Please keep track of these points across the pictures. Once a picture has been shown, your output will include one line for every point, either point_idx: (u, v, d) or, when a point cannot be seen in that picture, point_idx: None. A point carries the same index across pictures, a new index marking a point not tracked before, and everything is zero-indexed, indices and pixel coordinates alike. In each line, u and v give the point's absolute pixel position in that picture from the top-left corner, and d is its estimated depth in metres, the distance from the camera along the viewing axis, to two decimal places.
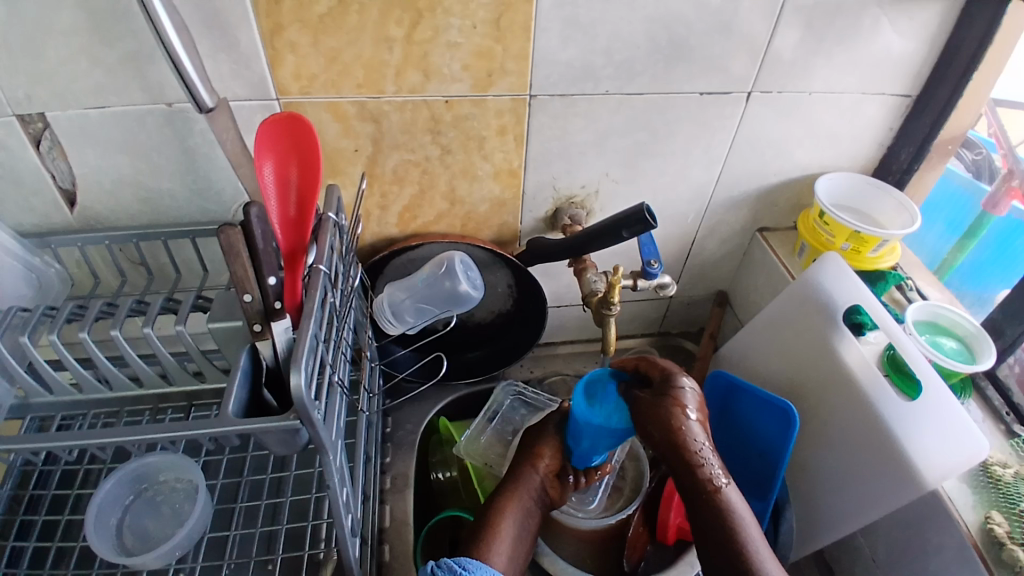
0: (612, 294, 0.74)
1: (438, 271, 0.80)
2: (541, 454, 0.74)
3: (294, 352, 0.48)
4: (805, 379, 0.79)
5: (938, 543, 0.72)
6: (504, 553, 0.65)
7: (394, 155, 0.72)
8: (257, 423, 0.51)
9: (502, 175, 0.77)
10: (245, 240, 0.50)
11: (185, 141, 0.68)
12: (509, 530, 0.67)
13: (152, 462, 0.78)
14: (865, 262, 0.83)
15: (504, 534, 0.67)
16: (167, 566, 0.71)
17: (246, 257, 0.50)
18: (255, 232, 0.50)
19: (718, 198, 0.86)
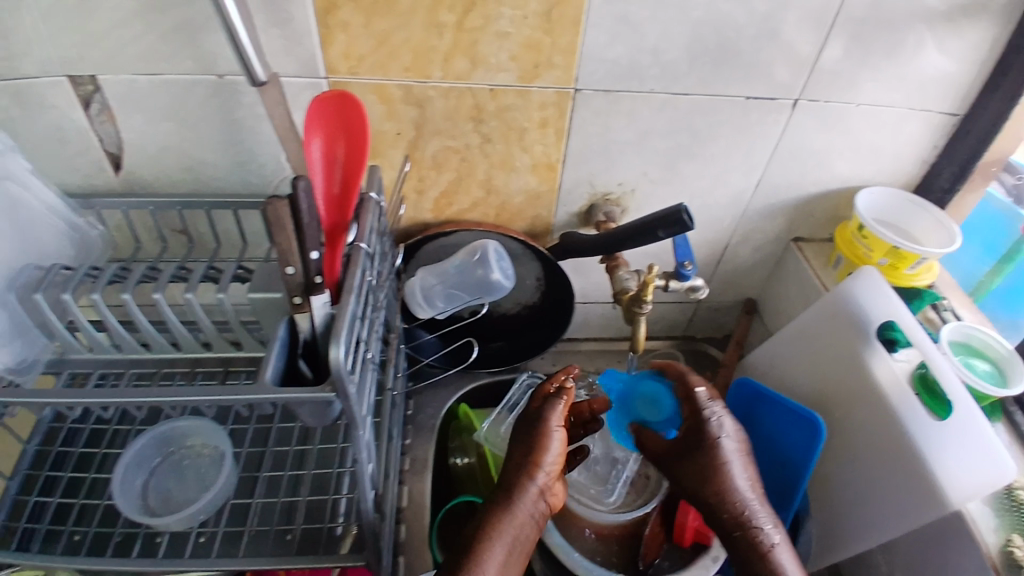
0: (647, 291, 0.74)
1: (471, 259, 0.80)
2: (546, 457, 0.64)
3: (335, 326, 0.50)
4: (833, 393, 0.79)
5: (957, 564, 0.71)
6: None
7: (434, 141, 0.73)
8: (293, 393, 0.53)
9: (540, 167, 0.77)
10: (292, 213, 0.51)
11: (232, 113, 0.70)
12: (502, 548, 0.61)
13: (182, 427, 0.82)
14: (901, 278, 0.82)
15: (490, 562, 0.59)
16: (190, 529, 0.74)
17: (291, 230, 0.52)
18: (302, 205, 0.51)
19: (755, 205, 0.86)
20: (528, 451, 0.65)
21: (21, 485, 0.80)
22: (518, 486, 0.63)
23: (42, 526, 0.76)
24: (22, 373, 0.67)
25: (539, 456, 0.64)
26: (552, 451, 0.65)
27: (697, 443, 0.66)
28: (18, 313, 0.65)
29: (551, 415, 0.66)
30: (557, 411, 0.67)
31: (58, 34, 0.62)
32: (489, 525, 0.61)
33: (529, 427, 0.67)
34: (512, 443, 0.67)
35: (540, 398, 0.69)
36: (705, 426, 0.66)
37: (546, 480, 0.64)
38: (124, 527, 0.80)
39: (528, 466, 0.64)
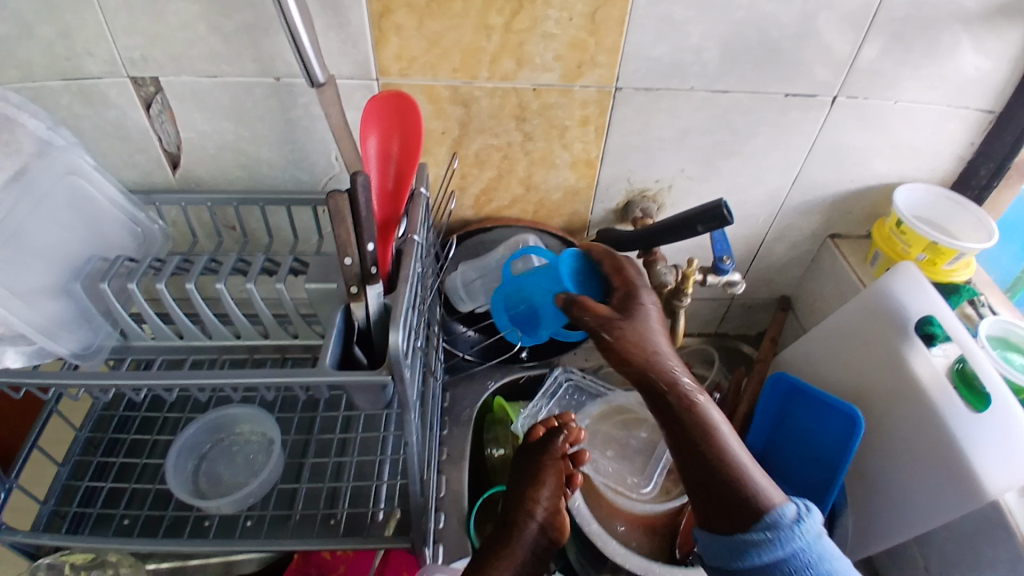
0: (687, 285, 0.76)
1: (512, 253, 0.82)
2: (542, 495, 0.70)
3: (394, 312, 0.53)
4: (870, 387, 0.79)
5: (992, 557, 0.69)
6: None
7: (479, 138, 0.75)
8: (350, 375, 0.56)
9: (579, 164, 0.79)
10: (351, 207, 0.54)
11: (288, 112, 0.73)
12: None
13: (233, 414, 0.86)
14: (939, 274, 0.82)
15: None
16: (240, 511, 0.78)
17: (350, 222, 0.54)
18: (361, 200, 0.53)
19: (791, 201, 0.86)
20: (524, 491, 0.71)
21: (73, 470, 0.84)
22: (518, 523, 0.68)
23: (94, 510, 0.80)
24: (89, 358, 0.70)
25: (534, 494, 0.70)
26: (547, 492, 0.71)
27: (629, 309, 0.61)
28: (83, 301, 0.69)
29: (550, 453, 0.73)
30: (555, 449, 0.74)
31: (122, 35, 0.66)
32: (491, 556, 0.65)
33: (528, 465, 0.74)
34: (515, 484, 0.73)
35: (536, 441, 0.76)
36: (640, 294, 0.62)
37: (545, 517, 0.69)
38: (175, 511, 0.83)
39: (526, 504, 0.69)
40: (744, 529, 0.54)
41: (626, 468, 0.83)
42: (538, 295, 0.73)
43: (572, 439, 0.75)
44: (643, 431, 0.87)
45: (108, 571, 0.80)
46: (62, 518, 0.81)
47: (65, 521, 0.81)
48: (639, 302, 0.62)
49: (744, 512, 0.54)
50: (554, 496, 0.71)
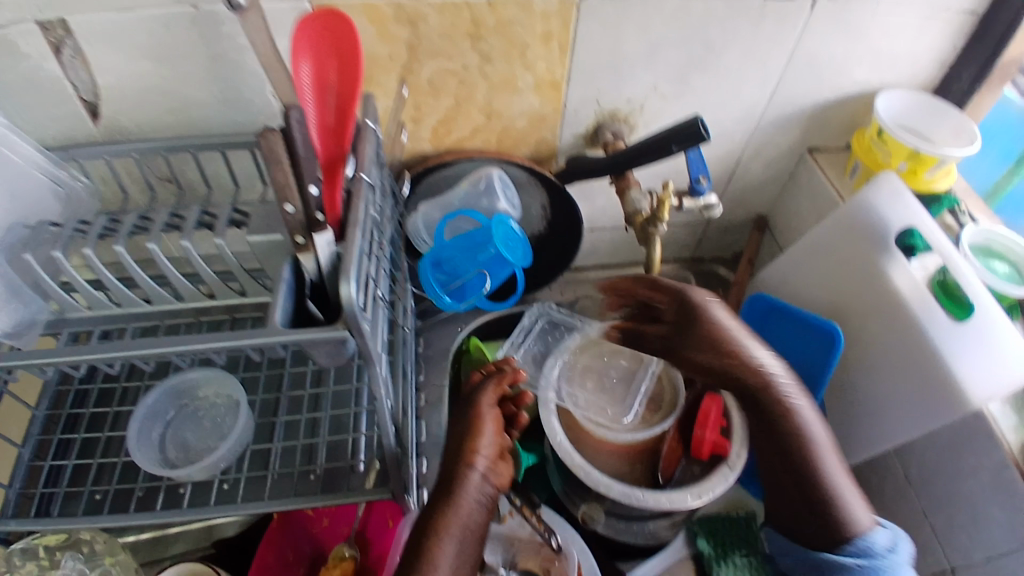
0: (663, 210, 0.70)
1: (476, 188, 0.78)
2: (482, 443, 0.62)
3: (343, 263, 0.48)
4: (846, 303, 0.78)
5: (972, 466, 0.70)
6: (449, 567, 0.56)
7: (431, 63, 0.68)
8: (304, 333, 0.52)
9: (543, 86, 0.73)
10: (287, 146, 0.51)
11: (213, 46, 0.65)
12: (456, 543, 0.57)
13: (195, 378, 0.82)
14: (921, 183, 0.79)
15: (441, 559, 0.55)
16: (212, 477, 0.76)
17: (286, 161, 0.51)
18: (295, 136, 0.51)
19: (768, 115, 0.82)
20: (463, 433, 0.64)
21: (36, 449, 0.80)
22: (456, 473, 0.60)
23: (60, 489, 0.77)
24: (23, 333, 0.64)
25: (476, 436, 0.63)
26: (489, 433, 0.63)
27: (693, 318, 0.63)
28: (7, 275, 0.62)
29: (485, 399, 0.66)
30: (488, 396, 0.67)
31: None
32: (433, 513, 0.58)
33: (463, 413, 0.66)
34: (451, 432, 0.66)
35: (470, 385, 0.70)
36: (691, 303, 0.64)
37: (486, 465, 0.62)
38: (144, 482, 0.81)
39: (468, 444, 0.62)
40: (832, 543, 0.62)
41: (605, 399, 0.80)
42: (485, 260, 0.72)
43: (510, 380, 0.69)
44: (623, 361, 0.84)
45: (82, 550, 0.77)
46: (29, 499, 0.77)
47: (34, 502, 0.77)
48: (702, 317, 0.63)
49: (825, 531, 0.62)
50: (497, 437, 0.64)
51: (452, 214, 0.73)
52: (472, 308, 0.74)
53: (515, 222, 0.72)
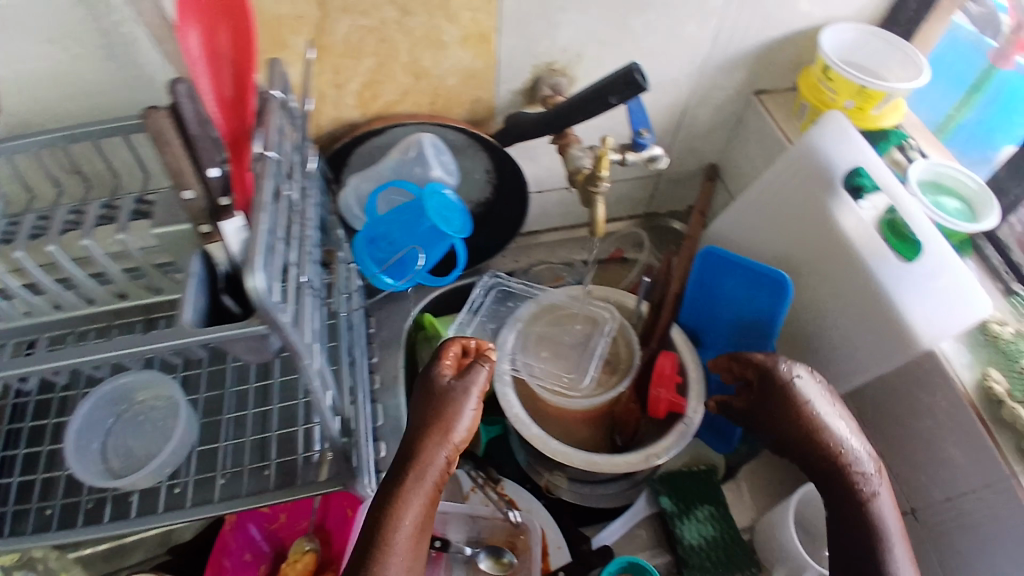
0: (602, 166, 0.65)
1: (407, 157, 0.73)
2: (458, 426, 0.55)
3: (249, 252, 0.44)
4: (797, 251, 0.76)
5: (929, 405, 0.70)
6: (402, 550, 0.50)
7: (344, 20, 0.62)
8: (218, 331, 0.48)
9: (472, 39, 0.67)
10: (177, 125, 0.46)
11: (101, 17, 0.58)
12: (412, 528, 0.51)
13: (128, 383, 0.77)
14: (867, 121, 0.76)
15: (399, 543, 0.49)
16: (159, 482, 0.72)
17: (177, 145, 0.46)
18: (186, 112, 0.46)
19: (714, 58, 0.78)
20: (428, 419, 0.55)
21: None
22: (423, 452, 0.53)
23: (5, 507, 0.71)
24: None
25: (447, 425, 0.54)
26: (465, 421, 0.55)
27: (772, 391, 0.66)
28: None
29: (472, 383, 0.57)
30: (473, 381, 0.58)
31: None
32: (392, 491, 0.51)
33: (436, 387, 0.57)
34: (410, 418, 0.56)
35: (444, 370, 0.58)
36: (777, 376, 0.65)
37: (455, 450, 0.55)
38: (89, 494, 0.74)
39: (437, 431, 0.54)
40: None
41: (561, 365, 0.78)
42: (421, 233, 0.70)
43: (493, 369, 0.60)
44: (577, 326, 0.82)
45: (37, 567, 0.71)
46: None
47: None
48: (786, 391, 0.65)
49: None
50: (472, 423, 0.56)
51: (384, 187, 0.69)
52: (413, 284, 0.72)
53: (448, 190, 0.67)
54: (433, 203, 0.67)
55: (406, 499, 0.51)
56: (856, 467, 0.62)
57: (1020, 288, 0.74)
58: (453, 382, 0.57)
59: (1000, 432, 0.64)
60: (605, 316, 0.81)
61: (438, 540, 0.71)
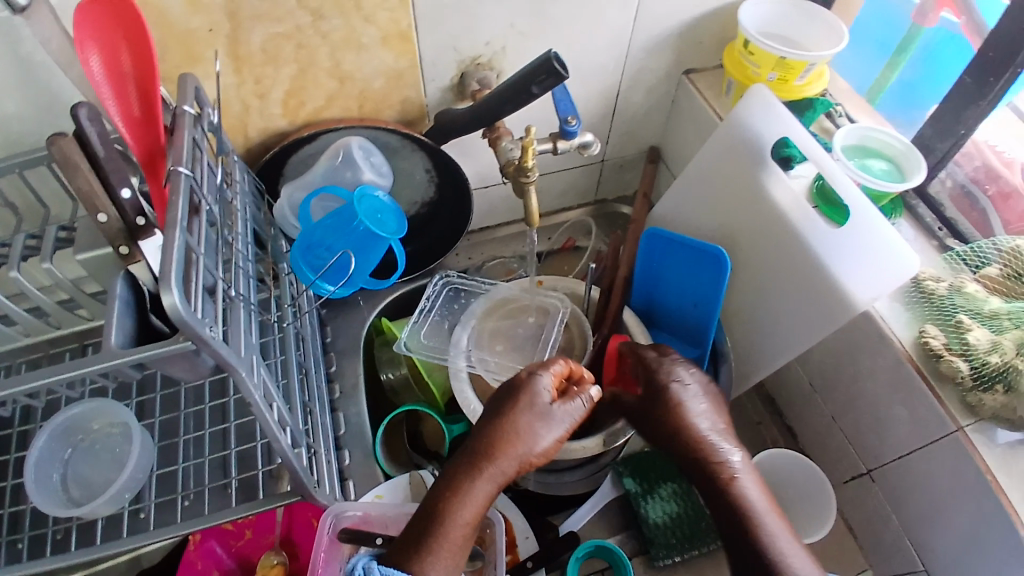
0: (528, 158, 0.67)
1: (335, 162, 0.71)
2: (541, 441, 0.60)
3: (163, 268, 0.43)
4: (738, 225, 0.77)
5: (871, 363, 0.72)
6: (456, 533, 0.55)
7: (258, 28, 0.62)
8: (146, 351, 0.47)
9: (392, 39, 0.67)
10: (83, 150, 0.46)
11: (9, 45, 0.57)
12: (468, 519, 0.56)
13: (80, 412, 0.72)
14: (792, 91, 0.78)
15: (454, 527, 0.55)
16: (121, 509, 0.69)
17: (86, 168, 0.47)
18: (91, 139, 0.46)
19: (639, 40, 0.78)
20: (511, 430, 0.59)
21: None
22: (497, 454, 0.58)
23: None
24: None
25: (527, 442, 0.59)
26: (546, 440, 0.60)
27: (653, 392, 0.64)
28: None
29: (563, 406, 0.61)
30: (567, 407, 0.62)
31: None
32: (461, 479, 0.57)
33: (523, 396, 0.61)
34: (488, 412, 0.61)
35: (546, 392, 0.61)
36: (659, 372, 0.65)
37: (528, 459, 0.60)
38: (56, 524, 0.71)
39: (514, 445, 0.59)
40: None
41: (515, 359, 0.78)
42: (353, 237, 0.66)
43: (589, 406, 0.63)
44: (530, 318, 0.82)
45: None
46: None
47: None
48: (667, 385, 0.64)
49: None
50: (549, 447, 0.60)
51: (314, 194, 0.67)
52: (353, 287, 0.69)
53: (383, 193, 0.67)
54: (365, 204, 0.66)
55: (461, 498, 0.56)
56: (721, 460, 0.60)
57: (953, 243, 0.75)
58: (551, 406, 0.61)
59: (942, 386, 0.65)
60: (555, 305, 0.82)
61: None
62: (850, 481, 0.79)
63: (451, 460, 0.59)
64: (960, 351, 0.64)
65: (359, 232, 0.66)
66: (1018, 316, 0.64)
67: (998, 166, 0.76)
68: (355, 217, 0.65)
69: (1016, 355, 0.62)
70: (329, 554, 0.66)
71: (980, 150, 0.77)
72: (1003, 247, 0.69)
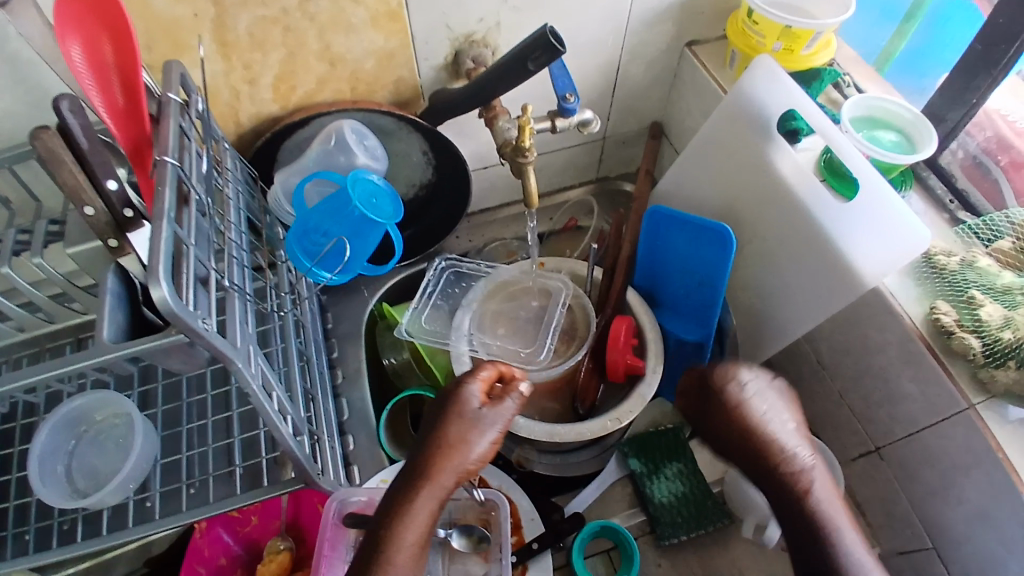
0: (524, 138, 0.65)
1: (328, 146, 0.69)
2: (474, 449, 0.57)
3: (151, 262, 0.42)
4: (744, 200, 0.75)
5: (880, 340, 0.70)
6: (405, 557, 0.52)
7: (243, 12, 0.60)
8: (138, 345, 0.46)
9: (381, 18, 0.65)
10: (68, 144, 0.45)
11: None
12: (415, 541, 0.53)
13: (82, 405, 0.71)
14: (799, 62, 0.75)
15: (401, 548, 0.52)
16: (126, 499, 0.68)
17: (72, 164, 0.45)
18: (74, 129, 0.44)
19: (639, 12, 0.76)
20: (444, 443, 0.56)
21: None
22: (433, 468, 0.55)
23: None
24: None
25: (462, 452, 0.56)
26: (481, 447, 0.57)
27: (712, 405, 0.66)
28: None
29: (493, 410, 0.58)
30: (499, 410, 0.58)
31: None
32: (403, 499, 0.54)
33: (451, 404, 0.57)
34: (425, 426, 0.58)
35: (476, 399, 0.58)
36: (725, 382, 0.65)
37: (465, 470, 0.56)
38: (64, 515, 0.71)
39: (449, 457, 0.55)
40: None
41: (517, 342, 0.77)
42: (348, 222, 0.64)
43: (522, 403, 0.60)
44: (533, 300, 0.81)
45: None
46: None
47: None
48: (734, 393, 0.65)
49: None
50: (486, 452, 0.58)
51: (307, 179, 0.66)
52: (350, 274, 0.68)
53: (381, 177, 0.66)
54: (360, 188, 0.65)
55: (403, 519, 0.53)
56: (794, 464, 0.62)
57: (964, 216, 0.73)
58: (481, 412, 0.58)
59: (952, 363, 0.64)
60: (557, 287, 0.81)
61: None
62: (858, 459, 0.79)
63: (392, 483, 0.56)
64: (972, 328, 0.63)
65: (354, 217, 0.65)
66: None
67: (1010, 136, 0.74)
68: (350, 202, 0.64)
69: None
70: (333, 541, 0.66)
71: (991, 119, 0.74)
72: (1015, 220, 0.68)
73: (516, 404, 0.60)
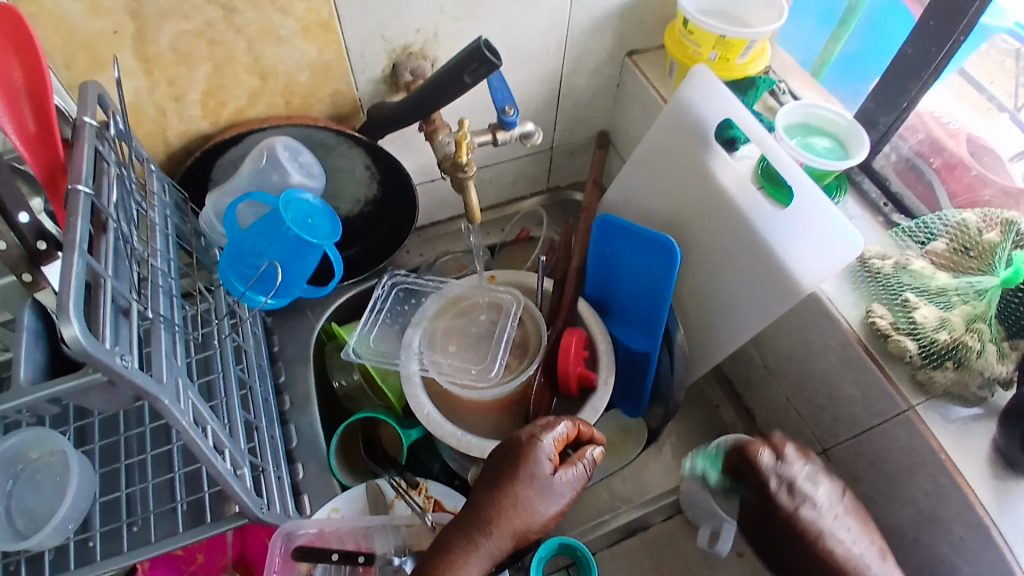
0: (461, 152, 0.65)
1: (260, 164, 0.67)
2: (538, 513, 0.60)
3: (61, 299, 0.39)
4: (687, 209, 0.76)
5: (822, 343, 0.72)
6: None
7: (165, 26, 0.57)
8: (53, 386, 0.43)
9: (313, 29, 0.64)
10: None
11: None
12: None
13: (17, 442, 0.66)
14: (735, 70, 0.77)
15: None
16: (66, 541, 0.64)
17: None
18: None
19: (578, 22, 0.76)
20: (512, 503, 0.59)
21: None
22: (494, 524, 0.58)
23: None
24: None
25: (528, 515, 0.59)
26: (545, 511, 0.60)
27: (774, 514, 0.66)
28: None
29: (566, 474, 0.61)
30: (569, 474, 0.62)
31: None
32: (459, 552, 0.57)
33: (523, 466, 0.60)
34: (488, 477, 0.61)
35: (548, 461, 0.60)
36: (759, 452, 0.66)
37: (522, 529, 0.60)
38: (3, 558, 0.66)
39: (514, 517, 0.59)
40: None
41: (467, 358, 0.76)
42: (284, 244, 0.62)
43: (588, 468, 0.64)
44: (482, 315, 0.80)
45: None
46: None
47: None
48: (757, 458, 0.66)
49: None
50: (549, 516, 0.61)
51: (237, 201, 0.63)
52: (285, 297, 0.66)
53: (316, 197, 0.64)
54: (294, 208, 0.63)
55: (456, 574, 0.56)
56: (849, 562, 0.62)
57: (899, 219, 0.75)
58: (552, 476, 0.60)
59: (889, 364, 0.66)
60: (508, 300, 0.80)
61: (361, 554, 0.67)
62: None
63: (446, 531, 0.59)
64: (908, 330, 0.65)
65: (288, 239, 0.62)
66: (966, 291, 0.63)
67: (943, 137, 0.77)
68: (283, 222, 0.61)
69: (965, 331, 0.62)
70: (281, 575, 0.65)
71: (923, 121, 0.77)
72: (949, 221, 0.69)
73: (585, 470, 0.63)
